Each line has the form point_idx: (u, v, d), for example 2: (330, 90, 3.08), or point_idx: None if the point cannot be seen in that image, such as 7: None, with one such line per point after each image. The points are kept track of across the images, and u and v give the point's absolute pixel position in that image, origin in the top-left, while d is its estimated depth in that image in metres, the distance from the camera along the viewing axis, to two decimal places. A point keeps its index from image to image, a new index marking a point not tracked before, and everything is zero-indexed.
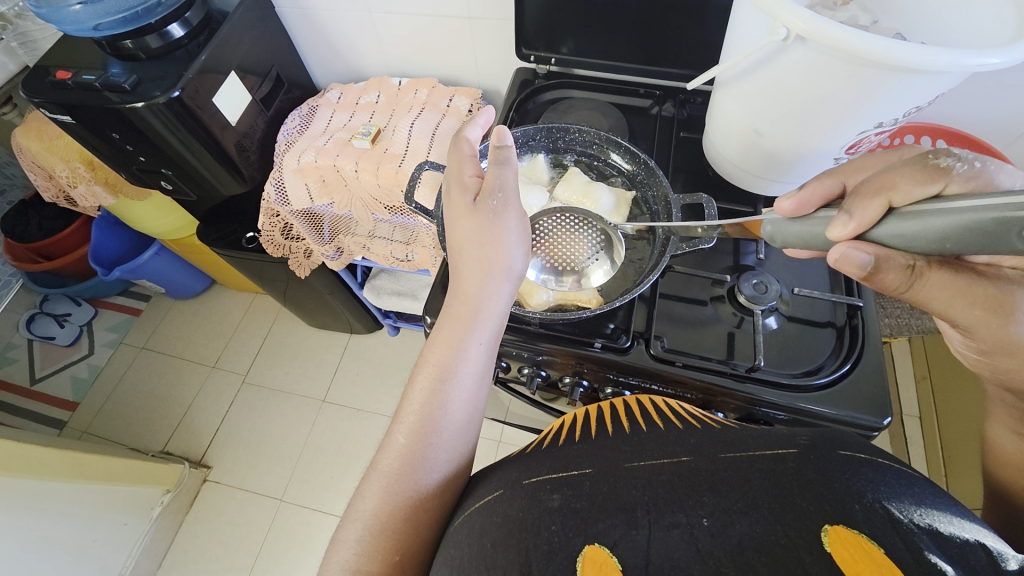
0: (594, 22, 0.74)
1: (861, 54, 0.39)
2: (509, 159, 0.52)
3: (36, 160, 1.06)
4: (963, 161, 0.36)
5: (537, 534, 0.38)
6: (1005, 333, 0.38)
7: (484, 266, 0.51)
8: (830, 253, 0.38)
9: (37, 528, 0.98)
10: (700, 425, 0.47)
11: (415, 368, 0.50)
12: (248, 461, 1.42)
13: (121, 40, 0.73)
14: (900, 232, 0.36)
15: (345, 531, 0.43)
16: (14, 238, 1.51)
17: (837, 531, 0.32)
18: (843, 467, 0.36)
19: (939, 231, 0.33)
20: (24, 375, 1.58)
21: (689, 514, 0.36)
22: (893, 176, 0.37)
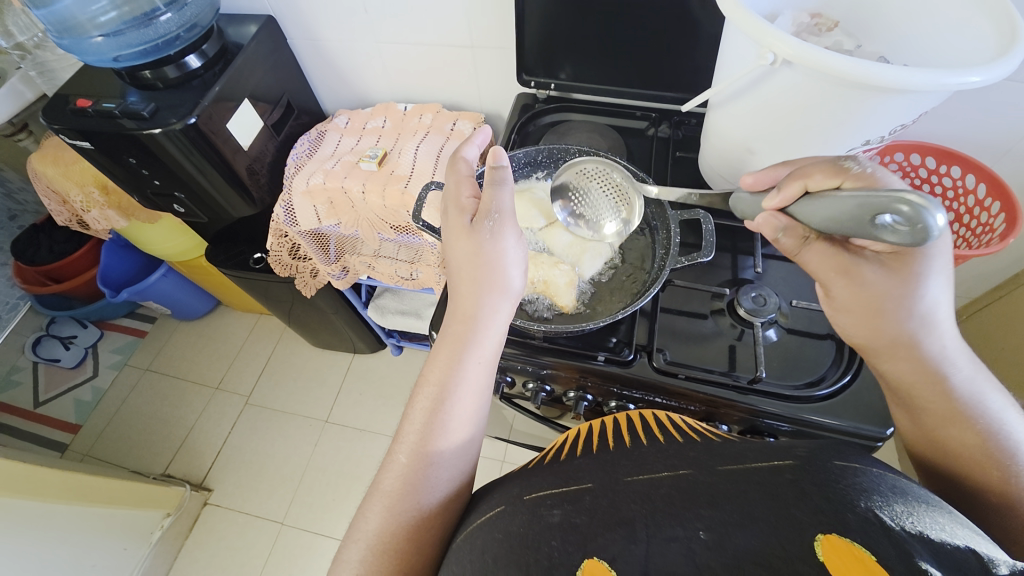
0: (592, 50, 0.78)
1: (847, 76, 0.42)
2: (505, 180, 0.54)
3: (51, 185, 1.09)
4: (864, 164, 0.42)
5: (538, 549, 0.37)
6: (860, 300, 0.46)
7: (478, 282, 0.52)
8: (759, 217, 0.49)
9: (37, 552, 0.96)
10: (700, 438, 0.47)
11: (415, 389, 0.51)
12: (249, 484, 1.40)
13: (140, 71, 0.76)
14: (809, 212, 0.43)
15: (347, 552, 0.43)
16: (24, 262, 1.54)
17: (830, 540, 0.32)
18: (838, 476, 0.36)
19: (826, 216, 0.41)
20: (28, 398, 1.58)
21: (687, 527, 0.36)
22: (819, 165, 0.43)
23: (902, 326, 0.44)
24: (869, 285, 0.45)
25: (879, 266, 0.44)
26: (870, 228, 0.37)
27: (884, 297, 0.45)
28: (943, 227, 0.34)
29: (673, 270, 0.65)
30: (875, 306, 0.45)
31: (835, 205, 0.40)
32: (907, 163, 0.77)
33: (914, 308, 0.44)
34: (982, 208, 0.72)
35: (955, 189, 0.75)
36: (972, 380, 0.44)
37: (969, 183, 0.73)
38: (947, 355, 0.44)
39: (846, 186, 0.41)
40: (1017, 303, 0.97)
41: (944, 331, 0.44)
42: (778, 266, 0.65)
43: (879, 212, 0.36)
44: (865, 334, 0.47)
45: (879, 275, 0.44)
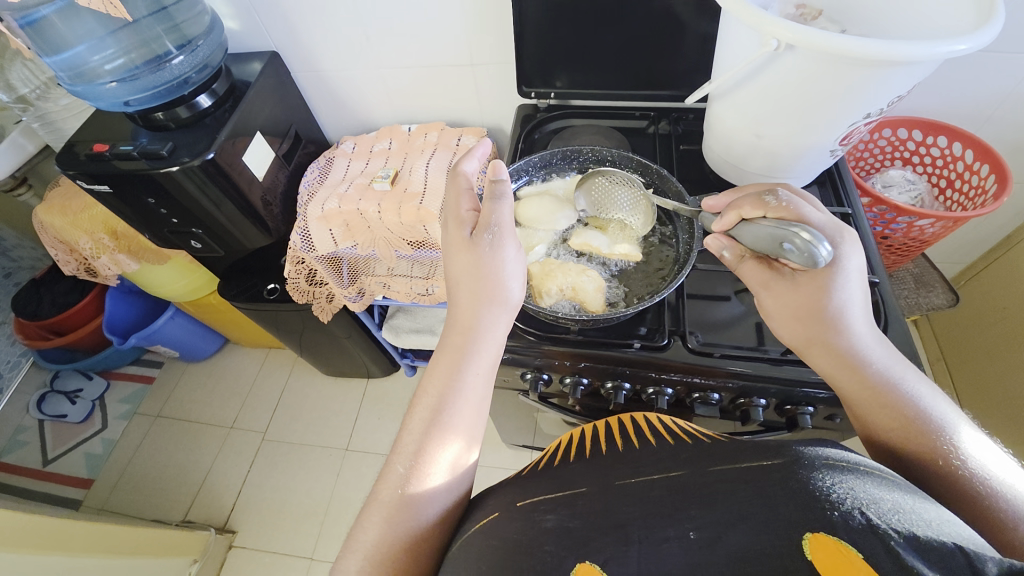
0: (589, 58, 0.81)
1: (846, 53, 0.45)
2: (504, 194, 0.56)
3: (58, 235, 1.10)
4: (783, 199, 0.49)
5: (532, 555, 0.38)
6: (779, 305, 0.51)
7: (477, 294, 0.54)
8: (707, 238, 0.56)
9: None
10: (692, 440, 0.46)
11: (413, 400, 0.51)
12: (274, 521, 1.38)
13: (153, 113, 0.78)
14: (739, 238, 0.51)
15: (345, 563, 0.43)
16: (25, 317, 1.52)
17: (818, 539, 0.32)
18: (826, 476, 0.35)
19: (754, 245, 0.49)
20: (36, 458, 1.54)
21: (678, 527, 0.37)
22: (747, 198, 0.51)
23: (819, 325, 0.48)
24: (785, 292, 0.50)
25: (793, 278, 0.50)
26: (778, 252, 0.46)
27: (797, 301, 0.50)
28: (825, 258, 0.43)
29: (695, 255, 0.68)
30: (795, 309, 0.50)
31: (756, 232, 0.48)
32: (895, 139, 0.82)
33: (826, 310, 0.48)
34: (972, 172, 0.76)
35: (943, 158, 0.79)
36: (891, 368, 0.46)
37: (957, 151, 0.77)
38: (862, 348, 0.47)
39: (768, 217, 0.49)
40: (1013, 263, 1.01)
41: (857, 325, 0.47)
42: None
43: (783, 241, 0.45)
44: (790, 334, 0.51)
45: (792, 283, 0.50)
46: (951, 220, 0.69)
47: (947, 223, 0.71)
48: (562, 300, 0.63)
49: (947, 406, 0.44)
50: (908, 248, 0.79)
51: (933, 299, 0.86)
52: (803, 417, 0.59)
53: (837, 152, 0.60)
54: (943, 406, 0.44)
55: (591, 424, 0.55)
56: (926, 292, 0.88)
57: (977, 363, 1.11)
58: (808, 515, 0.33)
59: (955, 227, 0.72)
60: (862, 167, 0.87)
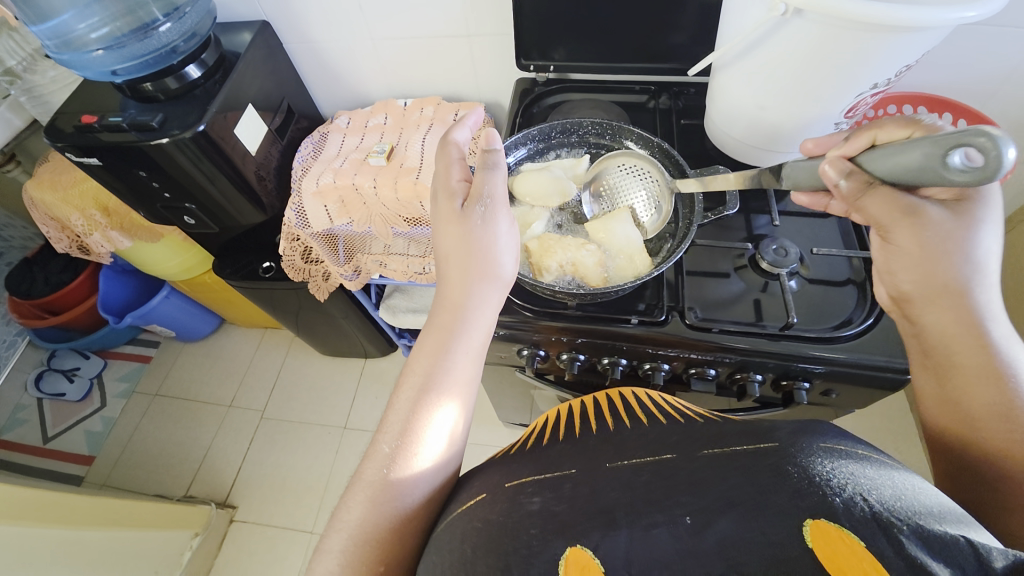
0: (590, 29, 0.79)
1: (858, 18, 0.43)
2: (496, 165, 0.55)
3: (49, 211, 1.08)
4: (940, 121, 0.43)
5: (516, 538, 0.37)
6: (919, 237, 0.43)
7: (468, 270, 0.53)
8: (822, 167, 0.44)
9: None
10: (683, 420, 0.46)
11: (399, 378, 0.51)
12: (275, 497, 1.40)
13: (140, 83, 0.76)
14: (874, 161, 0.41)
15: (328, 542, 0.42)
16: (19, 296, 1.51)
17: (818, 524, 0.31)
18: (826, 457, 0.34)
19: (902, 162, 0.39)
20: (36, 435, 1.55)
21: (670, 512, 0.35)
22: (886, 118, 0.43)
23: (960, 273, 0.43)
24: (933, 225, 0.43)
25: (945, 210, 0.43)
26: (939, 169, 0.35)
27: (944, 239, 0.43)
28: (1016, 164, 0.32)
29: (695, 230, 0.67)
30: (932, 251, 0.43)
31: (901, 154, 0.39)
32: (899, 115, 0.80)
33: (972, 253, 0.43)
34: None
35: None
36: (1010, 340, 0.43)
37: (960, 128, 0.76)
38: (990, 311, 0.44)
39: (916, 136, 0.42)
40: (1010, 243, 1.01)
41: (989, 285, 0.44)
42: (791, 220, 0.67)
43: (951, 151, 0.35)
44: (912, 283, 0.46)
45: (945, 216, 0.43)
46: None
47: None
48: (561, 272, 0.62)
49: None
50: None
51: None
52: (799, 392, 0.60)
53: (841, 126, 0.59)
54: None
55: (573, 400, 0.56)
56: None
57: None
58: (806, 502, 0.32)
59: None
60: None
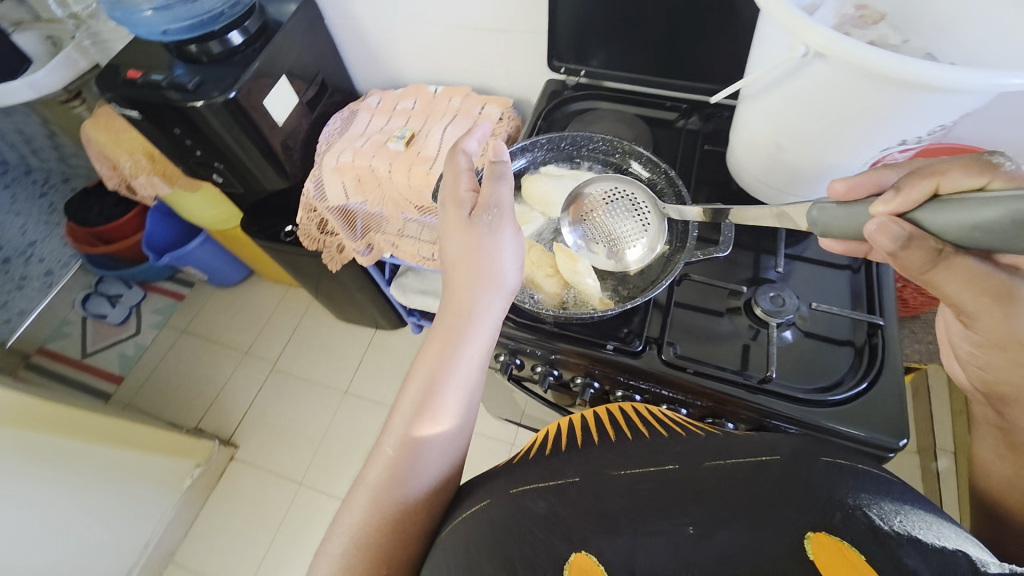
0: (625, 37, 0.76)
1: (883, 71, 0.40)
2: (504, 175, 0.54)
3: (102, 151, 1.16)
4: (1016, 161, 0.36)
5: (524, 542, 0.43)
6: (1009, 326, 0.42)
7: (474, 276, 0.52)
8: (868, 224, 0.38)
9: (68, 489, 1.05)
10: (685, 433, 0.51)
11: (407, 377, 0.52)
12: (272, 444, 1.48)
13: (186, 45, 0.80)
14: (943, 218, 0.36)
15: (331, 543, 0.46)
16: (75, 222, 1.64)
17: (819, 538, 0.39)
18: (824, 476, 0.43)
19: (986, 219, 0.33)
20: (78, 349, 1.70)
21: (675, 522, 0.42)
22: (953, 162, 0.37)
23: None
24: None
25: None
26: None
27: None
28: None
29: (690, 264, 0.65)
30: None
31: (978, 210, 0.34)
32: None
33: None
34: None
35: None
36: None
37: None
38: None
39: (993, 187, 0.36)
40: None
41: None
42: (803, 267, 0.63)
43: None
44: (999, 373, 0.46)
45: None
46: None
47: None
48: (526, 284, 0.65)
49: None
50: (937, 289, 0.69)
51: None
52: None
53: None
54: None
55: (571, 417, 0.56)
56: None
57: None
58: (807, 518, 0.40)
59: None
60: None
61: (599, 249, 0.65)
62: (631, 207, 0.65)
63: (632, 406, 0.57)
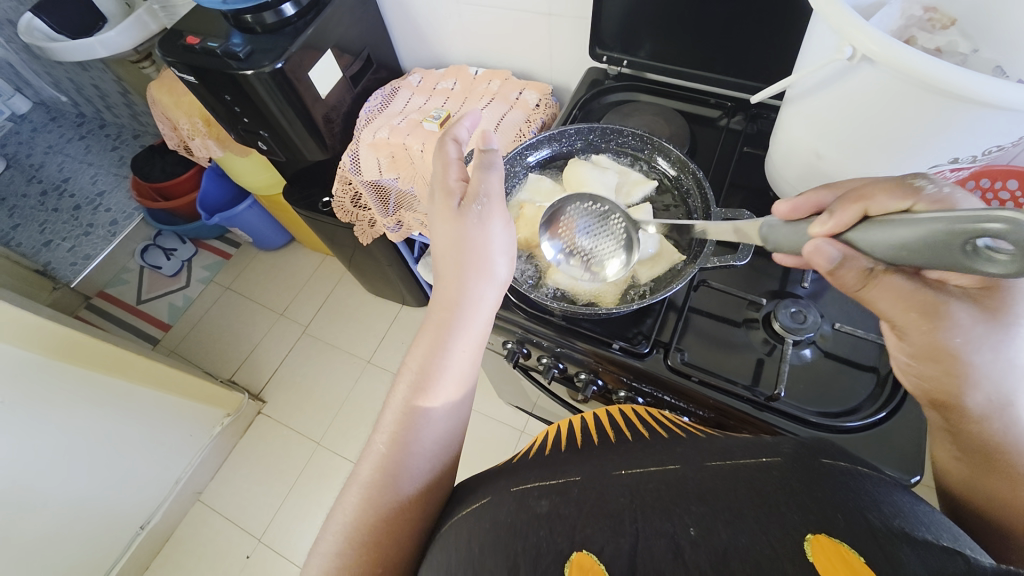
0: (672, 29, 0.73)
1: (935, 81, 0.37)
2: (494, 164, 0.52)
3: (165, 112, 1.24)
4: (937, 184, 0.37)
5: (526, 538, 0.37)
6: (935, 338, 0.39)
7: (462, 267, 0.52)
8: (806, 246, 0.40)
9: (109, 420, 1.16)
10: (685, 434, 0.47)
11: (396, 374, 0.51)
12: (296, 403, 1.57)
13: (242, 14, 0.83)
14: (875, 236, 0.37)
15: (323, 544, 0.45)
16: (141, 177, 1.77)
17: (818, 540, 0.31)
18: (827, 477, 0.35)
19: (910, 242, 0.34)
20: (134, 295, 1.85)
21: (675, 524, 0.35)
22: (878, 186, 0.39)
23: (995, 384, 0.38)
24: (957, 329, 0.38)
25: (971, 304, 0.38)
26: (959, 258, 0.31)
27: (970, 346, 0.38)
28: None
29: (711, 270, 0.62)
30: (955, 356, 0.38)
31: (905, 223, 0.34)
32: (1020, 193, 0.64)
33: (1000, 362, 0.38)
34: None
35: None
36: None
37: None
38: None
39: (918, 208, 0.37)
40: None
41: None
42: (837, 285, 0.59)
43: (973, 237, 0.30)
44: (930, 385, 0.41)
45: (971, 316, 0.37)
46: None
47: None
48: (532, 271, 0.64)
49: None
50: None
51: None
52: None
53: None
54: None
55: (575, 417, 0.53)
56: None
57: None
58: (804, 517, 0.32)
59: None
60: None
61: (577, 263, 0.62)
62: (605, 221, 0.64)
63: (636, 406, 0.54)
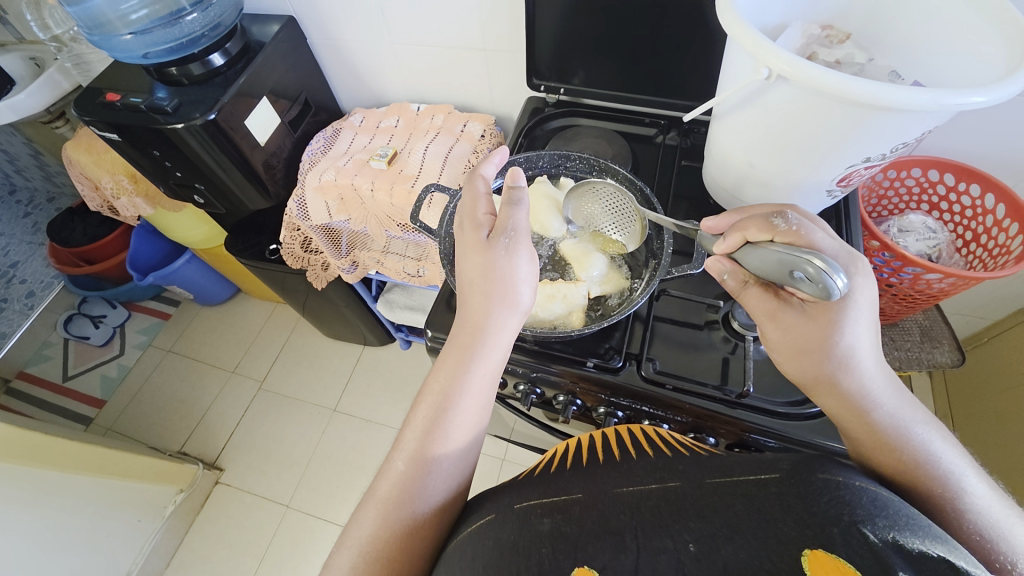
0: (602, 57, 0.78)
1: (841, 92, 0.42)
2: (521, 200, 0.53)
3: (84, 172, 1.15)
4: (790, 222, 0.45)
5: (528, 556, 0.37)
6: (786, 338, 0.48)
7: (488, 295, 0.51)
8: (708, 261, 0.53)
9: (42, 523, 1.01)
10: (689, 451, 0.46)
11: (418, 395, 0.50)
12: (258, 466, 1.45)
13: (167, 67, 0.80)
14: (744, 261, 0.47)
15: (338, 559, 0.43)
16: (59, 243, 1.63)
17: (815, 555, 0.32)
18: (822, 492, 0.35)
19: (766, 268, 0.45)
20: (59, 372, 1.67)
21: (676, 539, 0.36)
22: (754, 219, 0.47)
23: (822, 367, 0.46)
24: (792, 329, 0.47)
25: (801, 312, 0.47)
26: (788, 281, 0.43)
27: (806, 343, 0.46)
28: (843, 287, 0.40)
29: (670, 279, 0.65)
30: (803, 347, 0.47)
31: (763, 256, 0.45)
32: (923, 180, 0.73)
33: (834, 349, 0.45)
34: (1000, 229, 0.66)
35: (973, 209, 0.69)
36: (899, 412, 0.44)
37: (989, 204, 0.67)
38: (873, 393, 0.44)
39: (776, 241, 0.45)
40: None
41: (868, 372, 0.45)
42: None
43: (794, 269, 0.42)
44: (795, 372, 0.49)
45: (800, 320, 0.46)
46: (957, 279, 0.60)
47: (959, 281, 0.61)
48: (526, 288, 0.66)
49: (953, 453, 0.42)
50: (916, 300, 0.69)
51: (936, 356, 0.75)
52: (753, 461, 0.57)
53: (834, 192, 0.56)
54: (954, 454, 0.42)
55: (579, 437, 0.53)
56: (931, 347, 0.77)
57: (984, 426, 1.03)
58: (804, 533, 0.33)
59: (969, 286, 0.61)
60: (882, 208, 0.79)
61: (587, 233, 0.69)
62: (619, 206, 0.66)
63: (643, 424, 0.53)
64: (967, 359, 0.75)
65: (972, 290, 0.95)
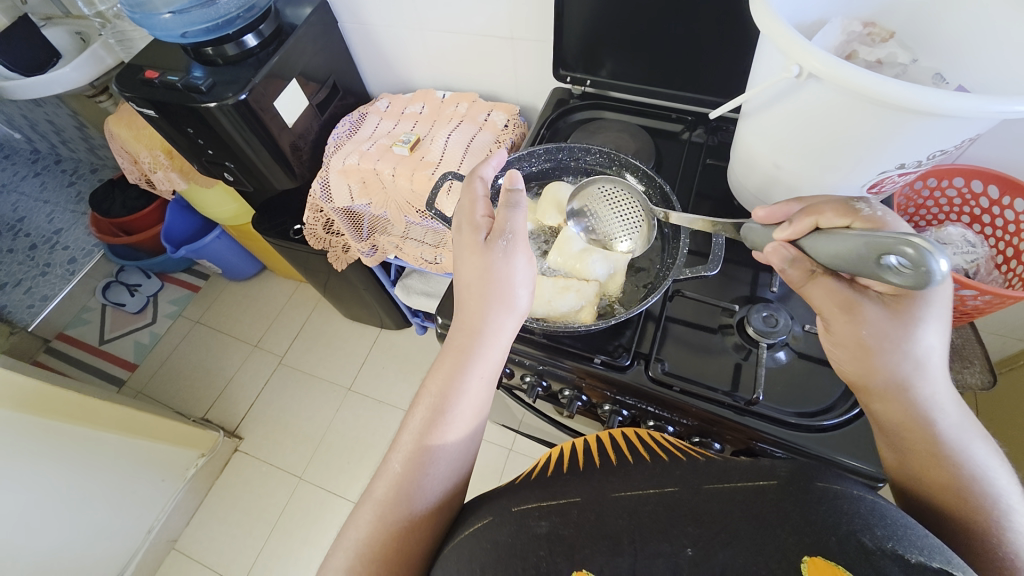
0: (631, 49, 0.76)
1: (876, 95, 0.40)
2: (519, 203, 0.52)
3: (124, 146, 1.21)
4: (874, 210, 0.43)
5: (525, 558, 0.38)
6: (855, 333, 0.45)
7: (486, 298, 0.51)
8: (767, 247, 0.49)
9: (75, 475, 1.08)
10: (686, 457, 0.45)
11: (414, 399, 0.51)
12: (275, 437, 1.51)
13: (203, 47, 0.82)
14: (817, 245, 0.44)
15: (335, 560, 0.44)
16: (100, 213, 1.71)
17: (814, 561, 0.33)
18: (821, 502, 0.35)
19: (851, 249, 0.40)
20: (96, 335, 1.76)
21: (673, 541, 0.37)
22: (831, 204, 0.45)
23: (894, 369, 0.43)
24: (868, 325, 0.44)
25: (880, 306, 0.44)
26: (875, 266, 0.38)
27: (882, 341, 0.43)
28: (948, 271, 0.34)
29: (685, 280, 0.64)
30: (872, 344, 0.44)
31: (844, 240, 0.41)
32: (966, 190, 0.69)
33: (909, 350, 0.42)
34: None
35: (1016, 225, 0.66)
36: (960, 426, 0.42)
37: None
38: (938, 404, 0.42)
39: (854, 226, 0.43)
40: None
41: (937, 380, 0.43)
42: None
43: (885, 253, 0.37)
44: (858, 370, 0.45)
45: (881, 315, 0.43)
46: (990, 296, 0.57)
47: (994, 299, 0.58)
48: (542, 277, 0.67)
49: (1005, 476, 0.41)
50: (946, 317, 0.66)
51: (966, 377, 0.71)
52: None
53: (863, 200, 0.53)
54: (1005, 475, 0.41)
55: (577, 439, 0.52)
56: (961, 367, 0.73)
57: (1014, 453, 0.98)
58: (804, 539, 0.34)
59: (1006, 304, 0.58)
60: (918, 218, 0.75)
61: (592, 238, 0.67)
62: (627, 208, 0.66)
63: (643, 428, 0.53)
64: (1000, 381, 0.71)
65: (1011, 309, 0.90)
